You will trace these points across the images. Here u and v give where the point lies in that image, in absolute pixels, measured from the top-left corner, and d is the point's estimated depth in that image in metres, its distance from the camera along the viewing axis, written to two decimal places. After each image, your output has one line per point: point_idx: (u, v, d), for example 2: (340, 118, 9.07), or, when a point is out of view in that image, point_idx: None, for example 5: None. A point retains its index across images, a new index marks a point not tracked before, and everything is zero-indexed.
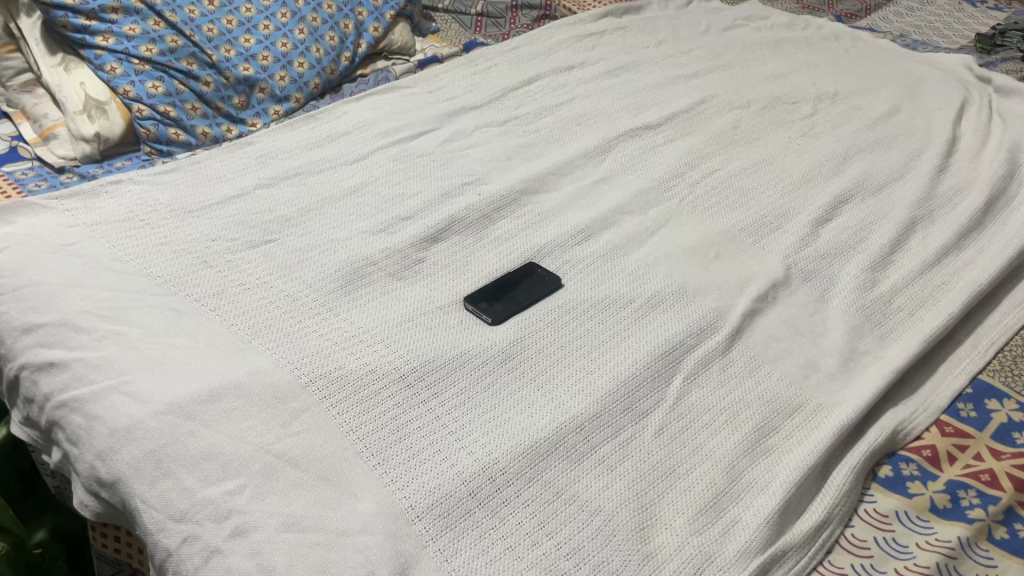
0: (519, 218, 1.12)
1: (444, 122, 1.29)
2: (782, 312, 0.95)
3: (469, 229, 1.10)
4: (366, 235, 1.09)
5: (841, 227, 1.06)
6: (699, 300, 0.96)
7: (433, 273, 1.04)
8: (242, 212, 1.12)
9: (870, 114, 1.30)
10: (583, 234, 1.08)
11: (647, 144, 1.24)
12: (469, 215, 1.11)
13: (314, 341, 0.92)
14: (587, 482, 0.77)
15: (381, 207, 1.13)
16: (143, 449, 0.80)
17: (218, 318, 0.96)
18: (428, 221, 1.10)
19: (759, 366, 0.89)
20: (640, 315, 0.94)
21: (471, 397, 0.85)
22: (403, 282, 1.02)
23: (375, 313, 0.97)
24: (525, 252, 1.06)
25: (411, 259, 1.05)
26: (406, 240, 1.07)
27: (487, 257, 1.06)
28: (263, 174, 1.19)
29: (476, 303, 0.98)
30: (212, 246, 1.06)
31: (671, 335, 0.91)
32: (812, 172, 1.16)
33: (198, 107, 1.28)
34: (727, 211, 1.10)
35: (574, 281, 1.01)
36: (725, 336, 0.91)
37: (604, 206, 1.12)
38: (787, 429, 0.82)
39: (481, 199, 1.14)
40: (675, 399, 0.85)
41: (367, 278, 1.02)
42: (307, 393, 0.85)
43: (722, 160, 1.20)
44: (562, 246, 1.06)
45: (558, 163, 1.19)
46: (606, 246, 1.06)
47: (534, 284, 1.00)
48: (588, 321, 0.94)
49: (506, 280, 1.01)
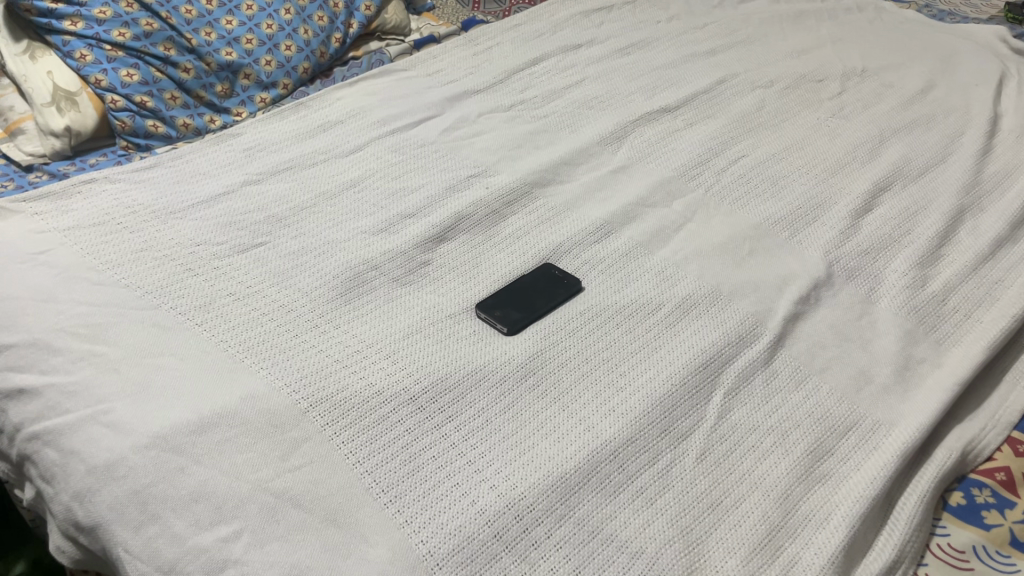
0: (531, 213, 1.03)
1: (446, 108, 1.20)
2: (826, 315, 0.87)
3: (477, 226, 1.01)
4: (366, 235, 1.00)
5: (884, 217, 0.98)
6: (735, 303, 0.87)
7: (441, 277, 0.95)
8: (230, 212, 1.03)
9: (901, 93, 1.21)
10: (603, 230, 0.99)
11: (666, 129, 1.15)
12: (477, 211, 1.02)
13: (313, 360, 0.83)
14: (625, 519, 0.69)
15: (381, 203, 1.04)
16: (126, 490, 0.71)
17: (206, 333, 0.87)
18: (434, 219, 1.01)
19: (806, 377, 0.80)
20: (672, 322, 0.86)
21: (490, 419, 0.77)
22: (409, 287, 0.93)
23: (379, 325, 0.88)
24: (541, 251, 0.97)
25: (417, 262, 0.96)
26: (409, 241, 0.98)
27: (499, 257, 0.97)
28: (250, 170, 1.10)
29: (489, 310, 0.89)
30: (198, 251, 0.97)
31: (708, 345, 0.83)
32: (846, 157, 1.08)
33: (177, 96, 1.18)
34: (758, 202, 1.01)
35: (596, 283, 0.92)
36: (767, 345, 0.83)
37: (624, 198, 1.03)
38: (843, 452, 0.74)
39: (490, 194, 1.05)
40: (715, 418, 0.77)
41: (368, 285, 0.93)
42: (308, 421, 0.76)
43: (748, 146, 1.11)
44: (580, 244, 0.97)
45: (572, 151, 1.10)
46: (629, 242, 0.97)
47: (551, 288, 0.91)
48: (613, 328, 0.86)
49: (521, 284, 0.92)
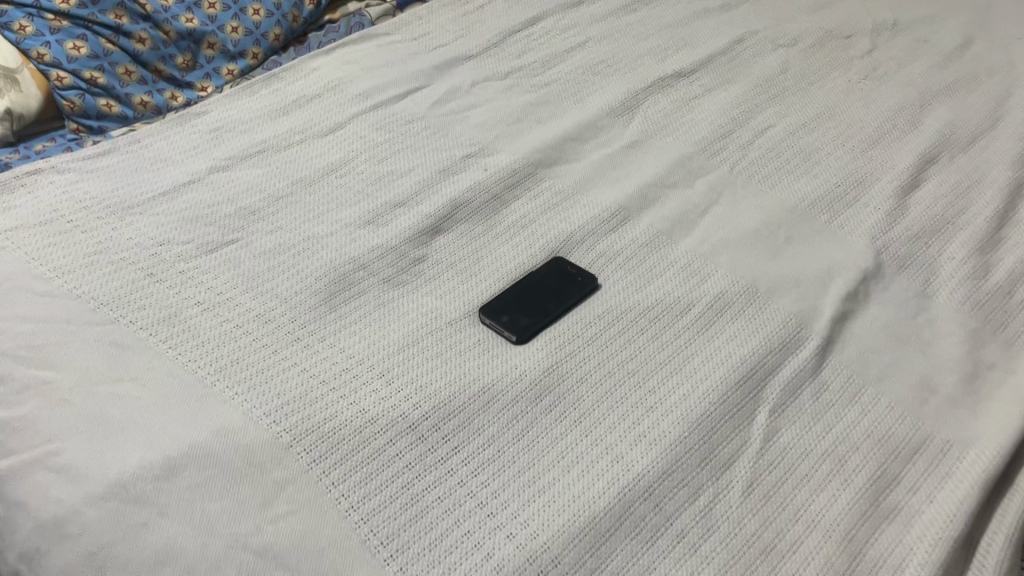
0: (535, 197, 0.91)
1: (435, 78, 1.08)
2: (878, 312, 0.76)
3: (476, 214, 0.90)
4: (351, 228, 0.88)
5: (934, 194, 0.87)
6: (774, 302, 0.77)
7: (438, 276, 0.84)
8: (195, 206, 0.91)
9: (938, 49, 1.10)
10: (618, 216, 0.88)
11: (682, 96, 1.03)
12: (475, 197, 0.91)
13: (296, 382, 0.72)
14: (665, 570, 0.59)
15: (366, 190, 0.93)
16: (80, 551, 0.61)
17: (171, 351, 0.76)
18: (426, 208, 0.90)
19: (862, 388, 0.70)
20: (702, 326, 0.76)
21: (502, 450, 0.67)
22: (402, 289, 0.82)
23: (370, 337, 0.77)
24: (549, 243, 0.86)
25: (410, 259, 0.85)
26: (400, 235, 0.87)
27: (502, 250, 0.86)
28: (218, 155, 0.98)
29: (495, 316, 0.78)
30: (160, 253, 0.85)
31: (747, 354, 0.73)
32: (885, 125, 0.97)
33: (132, 70, 1.05)
34: (791, 181, 0.90)
35: (614, 280, 0.81)
36: (815, 351, 0.73)
37: (640, 179, 0.92)
38: (910, 479, 0.64)
39: (489, 176, 0.93)
40: (761, 442, 0.67)
41: (356, 287, 0.82)
42: (292, 458, 0.66)
43: (774, 114, 0.99)
44: (593, 234, 0.87)
45: (578, 125, 0.99)
46: (648, 230, 0.86)
47: (563, 287, 0.80)
48: (637, 335, 0.76)
49: (528, 285, 0.81)
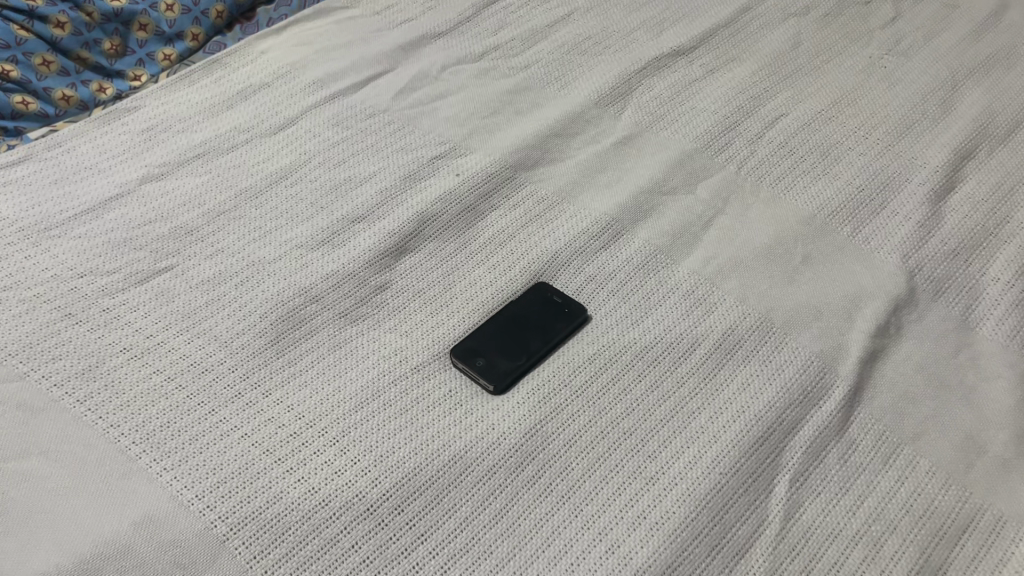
0: (515, 206, 0.80)
1: (399, 61, 0.95)
2: (913, 349, 0.66)
3: (447, 230, 0.78)
4: (303, 250, 0.77)
5: (972, 200, 0.76)
6: (792, 339, 0.66)
7: (402, 308, 0.73)
8: (122, 225, 0.79)
9: (970, 16, 0.97)
10: (610, 230, 0.76)
11: (681, 79, 0.90)
12: (446, 208, 0.79)
13: (235, 454, 0.62)
14: None
15: (321, 202, 0.81)
16: None
17: (90, 415, 0.64)
18: (389, 224, 0.78)
19: (898, 448, 0.60)
20: (710, 371, 0.65)
21: (476, 537, 0.57)
22: (361, 326, 0.71)
23: (323, 389, 0.66)
24: (531, 264, 0.75)
25: (370, 288, 0.74)
26: (360, 258, 0.76)
27: (476, 274, 0.75)
28: (151, 159, 0.85)
29: (467, 360, 0.67)
30: (81, 287, 0.73)
31: (763, 408, 0.62)
32: (914, 112, 0.85)
33: (51, 60, 0.91)
34: (807, 183, 0.78)
35: (607, 311, 0.70)
36: (841, 403, 0.62)
37: (635, 184, 0.80)
38: (957, 567, 0.55)
39: (462, 183, 0.81)
40: (780, 521, 0.57)
41: (307, 325, 0.71)
42: (228, 556, 0.56)
43: (787, 100, 0.87)
44: (581, 252, 0.75)
45: (563, 118, 0.86)
46: (645, 247, 0.75)
47: (547, 321, 0.69)
48: (633, 383, 0.65)
49: (507, 321, 0.69)
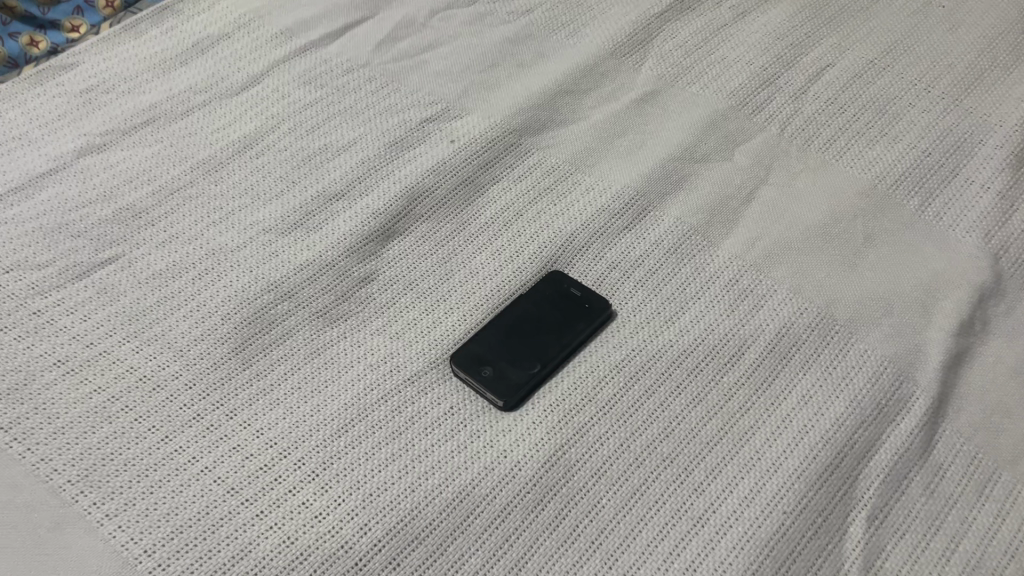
0: (521, 178, 0.68)
1: (379, 5, 0.81)
2: (1001, 350, 0.56)
3: (442, 208, 0.66)
4: (273, 235, 0.65)
5: None
6: (859, 340, 0.55)
7: (391, 304, 0.61)
8: (56, 208, 0.66)
9: None
10: (634, 206, 0.65)
11: (709, 23, 0.78)
12: (440, 182, 0.67)
13: (192, 494, 0.51)
14: None
15: (293, 176, 0.68)
16: None
17: (16, 446, 0.53)
18: (374, 202, 0.66)
19: (992, 475, 0.50)
20: (763, 382, 0.54)
21: None
22: (342, 327, 0.60)
23: (298, 409, 0.55)
24: (543, 249, 0.63)
25: (353, 280, 0.62)
26: (341, 245, 0.64)
27: (479, 261, 0.63)
28: (90, 126, 0.72)
29: (472, 369, 0.56)
30: (8, 285, 0.61)
31: (830, 428, 0.52)
32: (981, 60, 0.73)
33: None
34: (864, 146, 0.67)
35: (635, 305, 0.59)
36: (923, 419, 0.52)
37: (661, 150, 0.68)
38: None
39: (458, 151, 0.69)
40: (858, 571, 0.47)
41: (279, 327, 0.60)
42: None
43: (833, 47, 0.75)
44: (602, 233, 0.64)
45: (574, 72, 0.74)
46: (677, 227, 0.63)
47: (565, 320, 0.58)
48: (671, 396, 0.54)
49: (517, 320, 0.58)
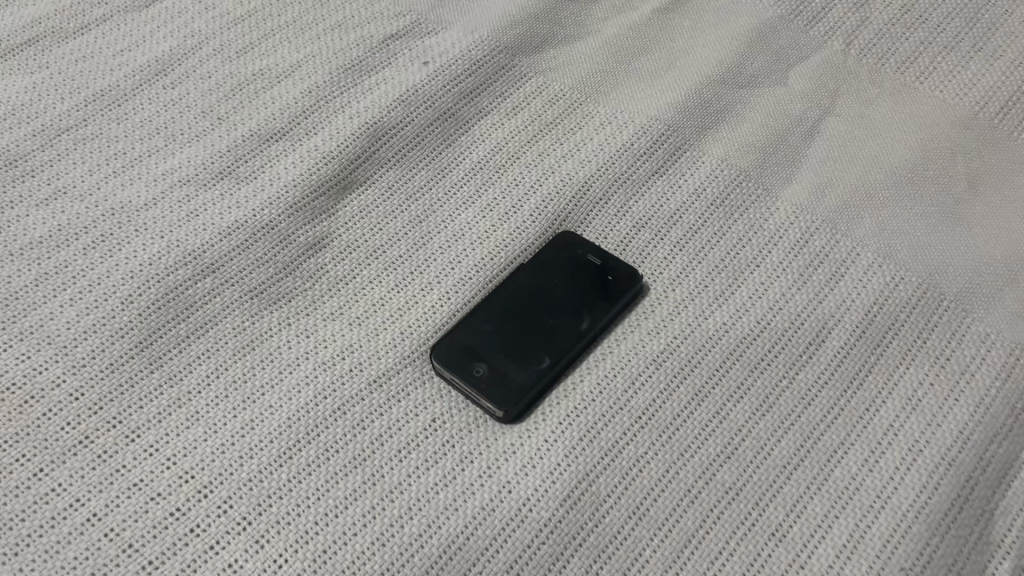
0: (517, 111, 0.52)
1: None
2: None
3: (416, 151, 0.51)
4: (193, 188, 0.49)
5: None
6: (978, 320, 0.42)
7: (351, 280, 0.46)
8: None
9: None
10: (665, 146, 0.50)
11: None
12: (412, 116, 0.52)
13: (75, 555, 0.37)
14: None
15: (220, 111, 0.52)
16: None
17: None
18: (325, 143, 0.51)
19: None
20: (852, 380, 0.40)
21: None
22: (285, 313, 0.45)
23: (224, 427, 0.41)
24: (548, 205, 0.49)
25: (299, 248, 0.47)
26: (283, 201, 0.48)
27: (465, 221, 0.48)
28: None
29: (460, 367, 0.41)
30: None
31: (951, 443, 0.38)
32: None
33: None
34: (955, 64, 0.52)
35: (672, 278, 0.45)
36: None
37: (695, 74, 0.53)
38: None
39: (434, 76, 0.53)
40: None
41: (201, 313, 0.45)
42: None
43: None
44: (624, 181, 0.49)
45: None
46: (721, 173, 0.49)
47: (582, 298, 0.44)
48: (730, 403, 0.40)
49: (519, 300, 0.44)
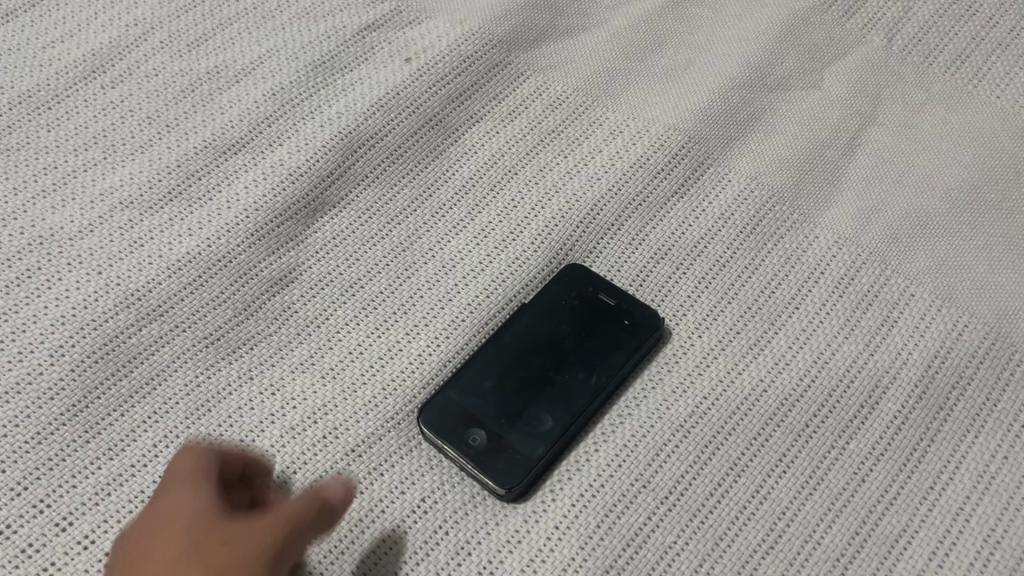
0: (514, 117, 0.45)
1: None
2: None
3: (397, 165, 0.44)
4: (138, 213, 0.42)
5: None
6: None
7: (323, 322, 0.40)
8: None
9: None
10: (685, 161, 0.43)
11: None
12: (393, 124, 0.45)
13: None
14: None
15: (168, 116, 0.45)
16: None
17: None
18: (293, 158, 0.44)
19: None
20: (914, 451, 0.35)
21: None
22: (246, 365, 0.38)
23: None
24: (551, 231, 0.42)
25: (262, 285, 0.40)
26: (244, 228, 0.42)
27: (455, 250, 0.42)
28: None
29: (454, 436, 0.35)
30: None
31: None
32: None
33: None
34: (1013, 63, 0.46)
35: (698, 321, 0.39)
36: None
37: (717, 75, 0.46)
38: None
39: (418, 76, 0.46)
40: None
41: (146, 369, 0.38)
42: None
43: None
44: (639, 203, 0.42)
45: None
46: (751, 193, 0.42)
47: (594, 348, 0.37)
48: (771, 479, 0.35)
49: (521, 349, 0.37)
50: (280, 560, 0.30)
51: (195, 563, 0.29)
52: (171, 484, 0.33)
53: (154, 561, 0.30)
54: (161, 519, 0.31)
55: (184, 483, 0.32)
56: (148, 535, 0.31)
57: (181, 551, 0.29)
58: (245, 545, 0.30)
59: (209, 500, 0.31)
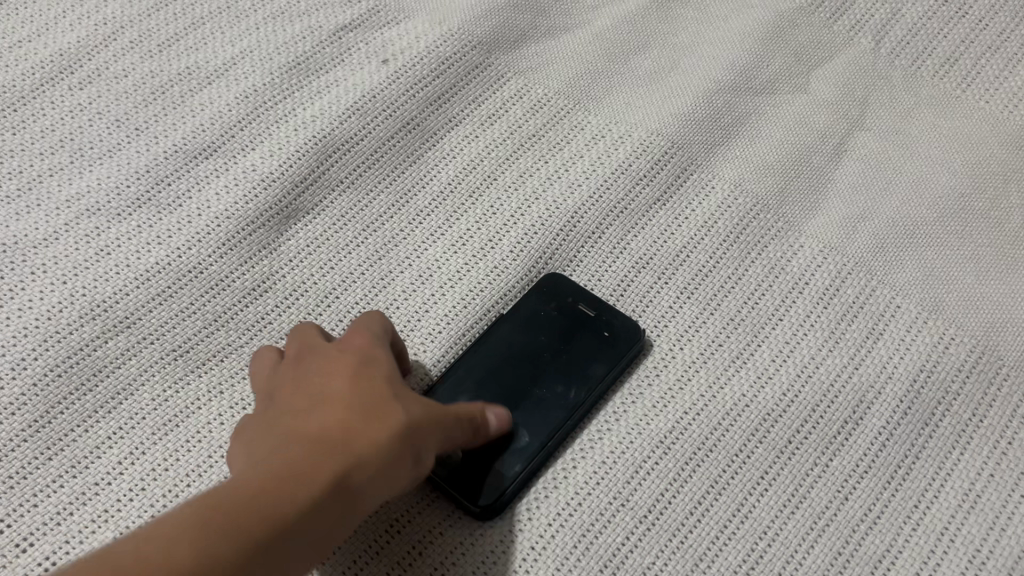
0: (494, 120, 0.44)
1: None
2: None
3: (373, 170, 0.43)
4: (105, 219, 0.41)
5: None
6: None
7: None
8: None
9: None
10: (668, 167, 0.42)
11: None
12: (369, 128, 0.44)
13: None
14: None
15: (138, 119, 0.44)
16: None
17: None
18: (266, 162, 0.43)
19: None
20: (898, 469, 0.34)
21: None
22: (215, 377, 0.37)
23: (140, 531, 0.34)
24: (531, 239, 0.41)
25: (234, 295, 0.39)
26: (215, 235, 0.40)
27: (433, 258, 0.41)
28: None
29: None
30: None
31: (1016, 552, 0.33)
32: None
33: None
34: (1003, 68, 0.45)
35: (680, 333, 0.38)
36: None
37: (702, 78, 0.45)
38: None
39: (395, 78, 0.45)
40: None
41: (112, 382, 0.37)
42: None
43: None
44: (621, 210, 0.41)
45: None
46: (735, 200, 0.41)
47: (573, 360, 0.36)
48: (752, 498, 0.34)
49: (498, 361, 0.36)
50: (433, 429, 0.29)
51: (357, 412, 0.27)
52: (295, 366, 0.31)
53: (296, 412, 0.28)
54: (289, 386, 0.30)
55: (313, 356, 0.31)
56: (277, 400, 0.29)
57: (346, 401, 0.28)
58: (408, 408, 0.28)
59: (348, 358, 0.30)
